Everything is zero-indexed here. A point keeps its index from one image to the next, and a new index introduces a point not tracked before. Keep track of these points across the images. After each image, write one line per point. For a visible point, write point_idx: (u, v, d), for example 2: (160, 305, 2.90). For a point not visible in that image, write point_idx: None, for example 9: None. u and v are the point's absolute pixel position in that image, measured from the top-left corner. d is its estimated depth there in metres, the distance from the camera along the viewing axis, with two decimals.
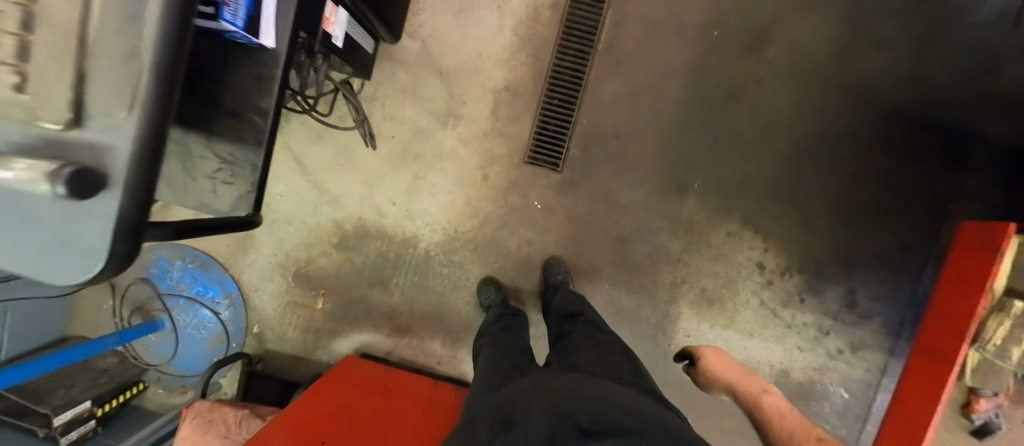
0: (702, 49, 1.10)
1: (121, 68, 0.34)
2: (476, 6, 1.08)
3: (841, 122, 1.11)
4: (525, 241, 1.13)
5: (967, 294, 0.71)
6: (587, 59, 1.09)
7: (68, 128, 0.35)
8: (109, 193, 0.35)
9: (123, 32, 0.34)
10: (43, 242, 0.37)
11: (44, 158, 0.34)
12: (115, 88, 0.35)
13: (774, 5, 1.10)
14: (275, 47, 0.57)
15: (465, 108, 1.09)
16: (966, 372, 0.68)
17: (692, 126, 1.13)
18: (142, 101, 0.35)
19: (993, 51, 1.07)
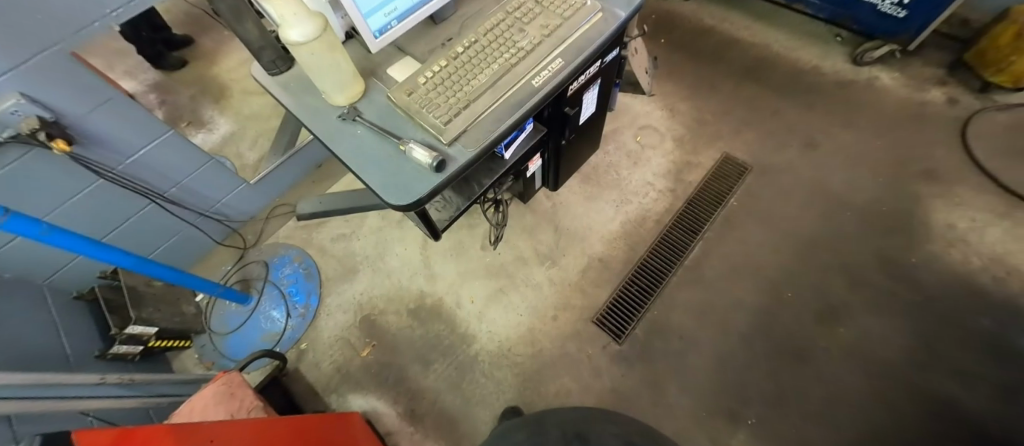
0: (777, 300, 1.24)
1: (485, 129, 0.75)
2: (603, 195, 1.40)
3: (913, 425, 1.08)
4: (564, 391, 1.15)
5: None
6: (673, 267, 1.29)
7: (446, 144, 0.74)
8: (439, 174, 0.71)
9: (497, 115, 0.76)
10: (397, 180, 0.71)
11: (433, 149, 0.72)
12: (477, 136, 0.74)
13: (853, 294, 1.23)
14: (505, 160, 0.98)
15: (563, 258, 1.31)
16: None
17: (754, 359, 1.17)
18: (484, 143, 0.74)
19: None
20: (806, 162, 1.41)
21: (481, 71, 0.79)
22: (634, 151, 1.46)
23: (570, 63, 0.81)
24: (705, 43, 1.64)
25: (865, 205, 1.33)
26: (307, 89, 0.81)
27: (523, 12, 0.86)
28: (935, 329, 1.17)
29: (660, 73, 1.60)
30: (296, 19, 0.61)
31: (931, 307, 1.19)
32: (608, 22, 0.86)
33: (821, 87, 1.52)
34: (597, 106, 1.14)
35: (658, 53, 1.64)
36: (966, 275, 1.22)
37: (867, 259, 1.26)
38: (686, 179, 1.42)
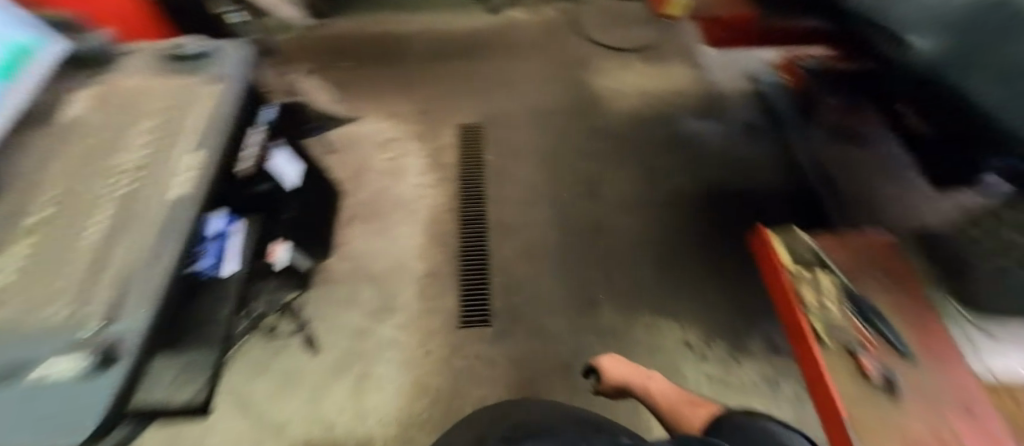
0: (556, 209, 1.63)
1: (124, 320, 0.78)
2: (392, 232, 1.57)
3: (661, 222, 1.61)
4: (478, 397, 1.30)
5: (777, 278, 1.02)
6: (485, 238, 1.56)
7: (77, 345, 0.74)
8: (74, 386, 0.69)
9: (147, 295, 0.82)
10: (43, 424, 0.67)
11: (65, 362, 0.72)
12: (131, 322, 0.78)
13: (591, 173, 1.71)
14: None
15: (400, 303, 1.44)
16: (819, 332, 0.91)
17: (569, 256, 1.54)
18: (111, 336, 0.75)
19: (726, 154, 1.75)
20: (509, 104, 1.86)
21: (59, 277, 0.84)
22: (394, 170, 1.69)
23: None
24: (390, 59, 1.97)
25: (559, 112, 1.84)
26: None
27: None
28: (640, 161, 1.73)
29: (372, 94, 1.87)
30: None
31: (623, 151, 1.76)
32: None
33: (485, 53, 2.00)
34: None
35: (359, 83, 1.89)
36: (620, 119, 1.84)
37: (580, 146, 1.76)
38: (442, 177, 1.69)
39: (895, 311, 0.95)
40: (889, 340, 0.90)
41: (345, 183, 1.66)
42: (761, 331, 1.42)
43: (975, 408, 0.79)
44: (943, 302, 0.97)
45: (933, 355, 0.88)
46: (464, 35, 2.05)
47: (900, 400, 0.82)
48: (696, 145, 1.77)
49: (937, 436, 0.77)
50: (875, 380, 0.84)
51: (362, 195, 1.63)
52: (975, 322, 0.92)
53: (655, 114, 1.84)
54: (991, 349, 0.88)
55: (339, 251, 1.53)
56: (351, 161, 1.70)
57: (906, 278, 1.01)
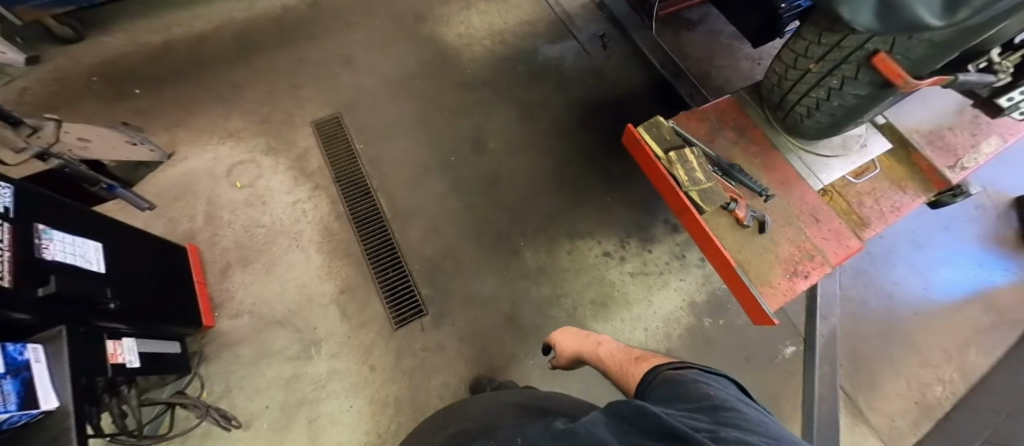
0: (447, 175, 1.56)
1: None
2: (279, 263, 1.38)
3: (549, 152, 1.64)
4: (439, 385, 1.28)
5: (653, 165, 1.05)
6: (387, 229, 1.46)
7: None
8: None
9: None
10: None
11: None
12: None
13: (466, 127, 1.65)
14: (60, 405, 0.67)
15: (320, 331, 1.31)
16: (699, 204, 0.99)
17: (477, 216, 1.51)
18: None
19: (583, 69, 1.80)
20: (357, 81, 1.69)
21: None
22: (254, 195, 1.46)
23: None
24: (190, 69, 1.63)
25: (413, 74, 1.72)
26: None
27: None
28: (510, 99, 1.72)
29: (186, 118, 1.54)
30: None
31: (489, 95, 1.71)
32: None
33: (306, 31, 1.75)
34: (97, 249, 0.87)
35: (163, 109, 1.55)
36: (476, 64, 1.77)
37: (448, 104, 1.68)
38: (314, 183, 1.50)
39: (748, 160, 1.10)
40: (748, 186, 1.05)
41: (198, 230, 1.39)
42: (661, 216, 1.57)
43: (821, 217, 1.03)
44: (777, 137, 1.13)
45: (782, 183, 1.07)
46: (273, 17, 1.76)
47: (766, 232, 1.00)
48: (556, 67, 1.80)
49: (799, 246, 1.00)
50: (749, 225, 1.00)
51: (227, 236, 1.39)
52: (800, 145, 1.11)
53: (508, 49, 1.82)
54: (816, 163, 1.09)
55: (226, 306, 1.31)
56: (195, 203, 1.43)
57: (747, 125, 1.15)
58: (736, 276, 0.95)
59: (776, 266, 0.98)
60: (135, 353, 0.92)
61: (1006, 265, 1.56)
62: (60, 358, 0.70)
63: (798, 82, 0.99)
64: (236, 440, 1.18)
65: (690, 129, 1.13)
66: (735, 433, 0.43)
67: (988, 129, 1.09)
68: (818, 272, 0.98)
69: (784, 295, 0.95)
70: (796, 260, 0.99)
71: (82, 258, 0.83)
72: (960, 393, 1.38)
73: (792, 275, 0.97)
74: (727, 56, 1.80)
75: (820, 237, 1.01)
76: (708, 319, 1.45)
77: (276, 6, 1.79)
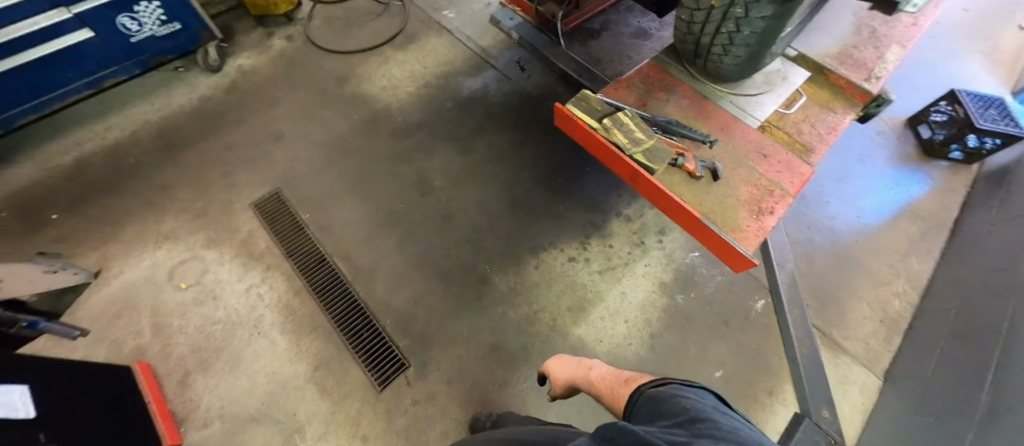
0: (400, 222, 1.56)
1: None
2: (244, 356, 1.30)
3: (494, 178, 1.67)
4: (438, 437, 1.25)
5: (592, 139, 1.11)
6: (349, 288, 1.43)
7: None
8: None
9: None
10: None
11: None
12: None
13: (409, 172, 1.66)
14: None
15: (303, 415, 1.24)
16: (647, 165, 1.05)
17: (440, 255, 1.51)
18: None
19: (508, 94, 1.87)
20: (289, 152, 1.66)
21: None
22: (202, 291, 1.38)
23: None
24: (106, 178, 1.54)
25: (345, 133, 1.72)
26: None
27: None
28: (448, 135, 1.75)
29: (110, 231, 1.45)
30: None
31: (424, 137, 1.74)
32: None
33: (226, 115, 1.71)
34: (19, 392, 0.78)
35: (84, 227, 1.44)
36: (403, 110, 1.80)
37: (386, 154, 1.69)
38: (265, 262, 1.45)
39: (684, 115, 1.19)
40: (692, 138, 1.14)
41: (149, 343, 1.29)
42: (613, 211, 1.64)
43: (766, 151, 1.13)
44: (705, 87, 1.24)
45: (722, 129, 1.17)
46: (188, 107, 1.71)
47: (720, 178, 1.08)
48: (484, 97, 1.86)
49: (756, 185, 1.08)
50: (702, 176, 1.07)
51: (181, 342, 1.31)
52: (727, 90, 1.22)
53: (433, 90, 1.86)
54: (746, 103, 1.20)
55: (194, 417, 1.22)
56: (139, 317, 1.33)
57: (674, 83, 1.26)
58: (708, 229, 1.01)
59: (741, 209, 1.04)
60: None
61: (919, 177, 1.77)
62: None
63: (706, 23, 1.08)
64: None
65: (620, 98, 1.22)
66: (707, 443, 0.46)
67: (888, 40, 1.25)
68: (780, 204, 1.05)
69: (756, 235, 1.01)
70: (758, 198, 1.06)
71: (8, 407, 0.75)
72: (915, 303, 1.53)
73: (758, 214, 1.03)
74: (631, 51, 1.90)
75: (773, 171, 1.10)
76: (680, 295, 1.52)
77: (190, 97, 1.74)
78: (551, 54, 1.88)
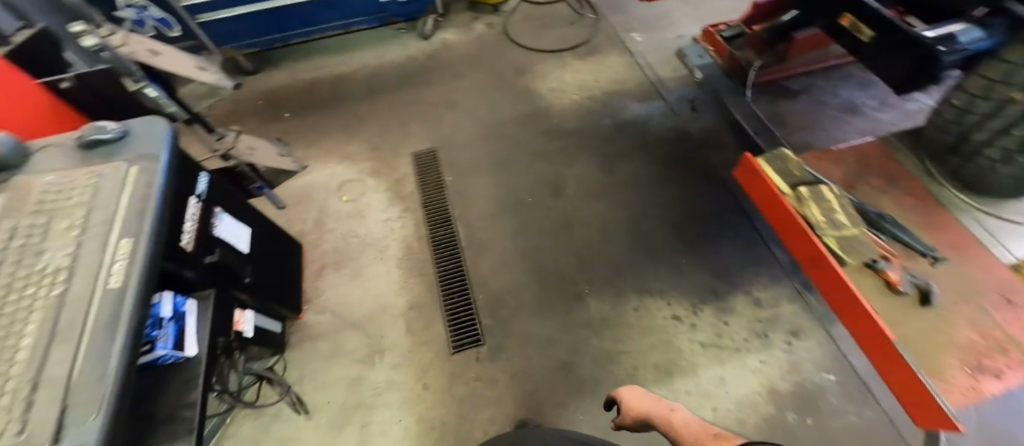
0: (526, 213, 1.65)
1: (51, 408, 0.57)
2: (364, 273, 1.53)
3: (626, 206, 1.65)
4: (486, 422, 1.29)
5: (775, 203, 1.00)
6: (460, 253, 1.56)
7: None
8: None
9: (98, 352, 0.61)
10: None
11: None
12: (76, 413, 0.57)
13: (550, 171, 1.73)
14: (196, 353, 0.85)
15: (387, 341, 1.41)
16: (838, 254, 0.91)
17: (547, 257, 1.56)
18: (60, 426, 0.56)
19: (672, 130, 1.81)
20: (457, 121, 1.87)
21: (18, 346, 0.62)
22: (355, 208, 1.66)
23: (141, 233, 0.73)
24: (327, 99, 1.94)
25: (507, 119, 1.87)
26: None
27: (33, 236, 0.74)
28: (595, 150, 1.78)
29: (314, 139, 1.83)
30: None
31: (574, 144, 1.79)
32: (148, 172, 0.80)
33: (423, 76, 2.00)
34: (242, 232, 1.11)
35: (301, 130, 1.85)
36: (565, 113, 1.88)
37: (534, 149, 1.79)
38: (405, 204, 1.67)
39: (906, 215, 1.03)
40: (907, 245, 0.97)
41: (307, 232, 1.61)
42: (743, 288, 1.48)
43: (1014, 298, 0.91)
44: (946, 195, 1.07)
45: (955, 248, 0.97)
46: (398, 62, 2.05)
47: (933, 305, 0.90)
48: (644, 126, 1.83)
49: (986, 334, 0.87)
50: (907, 292, 0.91)
51: (326, 241, 1.59)
52: (977, 207, 1.05)
53: (597, 104, 1.90)
54: (997, 229, 1.03)
55: (315, 303, 1.48)
56: (308, 210, 1.66)
57: (901, 175, 1.10)
58: (899, 358, 0.80)
59: (951, 355, 0.85)
60: (252, 325, 1.12)
61: None
62: (204, 315, 0.90)
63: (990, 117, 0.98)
64: (299, 428, 1.28)
65: (825, 171, 1.12)
66: None
67: None
68: (1015, 370, 0.82)
69: (964, 394, 0.81)
70: (980, 350, 0.85)
71: (234, 239, 1.07)
72: None
73: (976, 371, 0.83)
74: (833, 128, 1.70)
75: (1016, 325, 0.87)
76: (792, 413, 1.28)
77: (403, 54, 2.08)
78: (730, 102, 1.77)
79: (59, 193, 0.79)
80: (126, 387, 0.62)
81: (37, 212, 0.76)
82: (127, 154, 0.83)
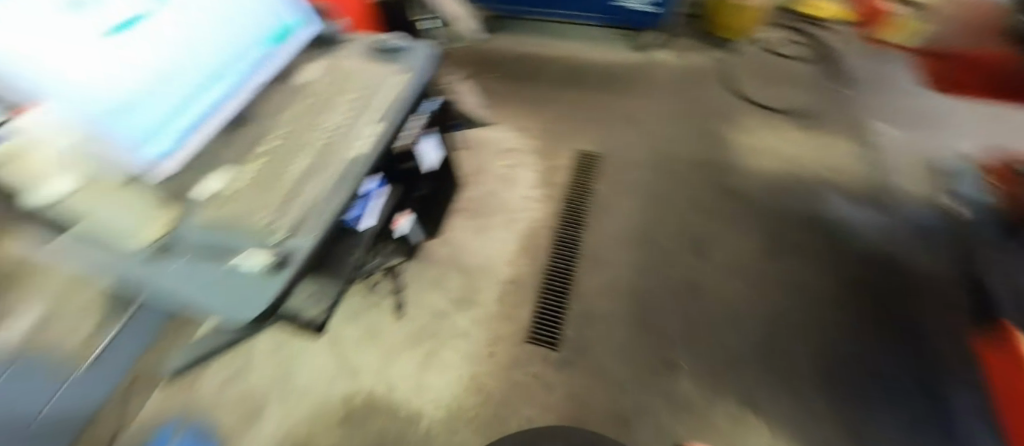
0: (661, 255, 1.57)
1: (295, 209, 0.76)
2: (490, 231, 1.64)
3: (777, 308, 1.45)
4: (524, 419, 1.28)
5: None
6: (575, 258, 1.56)
7: (281, 236, 0.73)
8: (279, 272, 0.72)
9: (335, 190, 0.81)
10: (224, 290, 0.72)
11: (266, 248, 0.72)
12: (307, 222, 0.76)
13: (708, 231, 1.62)
14: (367, 228, 1.07)
15: (478, 297, 1.50)
16: None
17: (658, 307, 1.46)
18: (295, 226, 0.75)
19: (870, 258, 1.54)
20: (634, 139, 1.86)
21: (295, 158, 0.84)
22: (510, 173, 1.78)
23: (388, 122, 0.93)
24: (534, 71, 2.09)
25: (682, 159, 1.80)
26: (92, 242, 0.76)
27: (325, 94, 0.97)
28: (761, 230, 1.61)
29: (507, 100, 1.99)
30: (51, 174, 0.66)
31: (746, 216, 1.65)
32: (410, 83, 1.01)
33: (624, 85, 2.03)
34: (437, 157, 1.33)
35: (501, 88, 2.03)
36: (748, 181, 1.74)
37: (699, 201, 1.69)
38: (553, 190, 1.73)
39: None
40: None
41: (464, 173, 1.79)
42: None
43: None
44: None
45: None
46: (610, 65, 2.10)
47: None
48: (830, 232, 1.60)
49: None
50: None
51: (474, 188, 1.75)
52: None
53: (789, 188, 1.71)
54: None
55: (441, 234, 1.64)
56: (473, 157, 1.83)
57: None
58: None
59: None
60: (408, 228, 1.35)
61: None
62: (381, 201, 1.11)
63: None
64: (381, 324, 1.45)
65: None
66: None
67: None
68: None
69: None
70: None
71: (428, 159, 1.28)
72: None
73: None
74: None
75: None
76: None
77: (616, 59, 2.13)
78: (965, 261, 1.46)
79: (355, 71, 1.02)
80: (337, 223, 0.80)
81: (337, 77, 1.01)
82: (399, 64, 1.05)
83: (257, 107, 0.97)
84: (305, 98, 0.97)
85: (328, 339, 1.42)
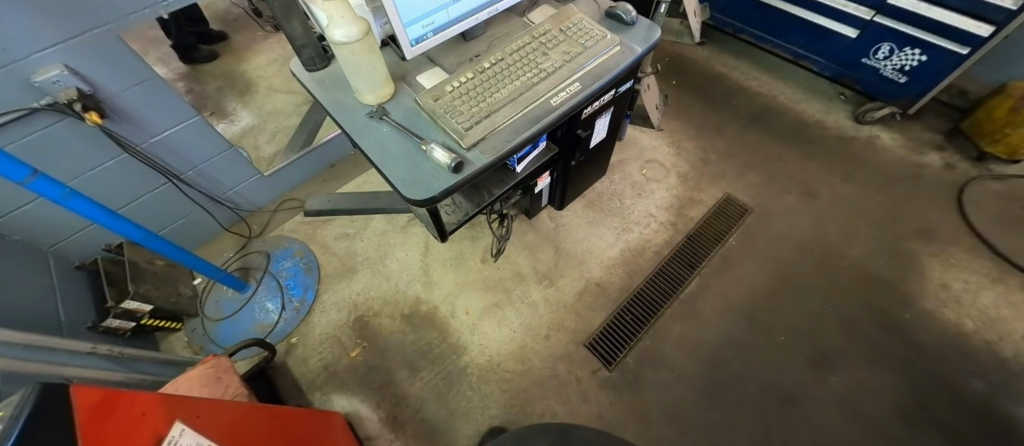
0: (768, 343, 1.39)
1: (484, 131, 0.87)
2: (600, 227, 1.61)
3: None
4: (548, 410, 1.30)
5: None
6: (672, 296, 1.47)
7: (467, 150, 0.86)
8: (453, 175, 0.83)
9: (519, 128, 0.88)
10: (408, 167, 0.84)
11: (451, 151, 0.84)
12: (486, 145, 0.86)
13: (838, 348, 1.37)
14: (517, 174, 1.18)
15: (560, 280, 1.51)
16: None
17: (734, 393, 1.32)
18: (477, 145, 0.86)
19: None
20: (801, 210, 1.62)
21: (501, 88, 0.92)
22: (648, 184, 1.71)
23: (588, 87, 0.94)
24: (725, 95, 1.92)
25: (849, 256, 1.52)
26: (338, 88, 0.95)
27: (548, 38, 0.99)
28: (907, 377, 1.32)
29: (681, 113, 1.88)
30: (340, 23, 0.76)
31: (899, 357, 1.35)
32: (624, 56, 0.98)
33: (820, 148, 1.76)
34: (604, 134, 1.31)
35: (680, 100, 1.92)
36: (926, 320, 1.40)
37: (844, 310, 1.43)
38: (682, 221, 1.62)
39: None
40: None
41: None
42: None
43: None
44: None
45: None
46: (815, 120, 1.83)
47: None
48: (1005, 429, 1.24)
49: None
50: None
51: (607, 181, 1.72)
52: None
53: (976, 352, 1.34)
54: None
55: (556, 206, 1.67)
56: (621, 153, 1.79)
57: None
58: None
59: None
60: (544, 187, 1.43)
61: None
62: (539, 157, 1.19)
63: None
64: (470, 257, 1.56)
65: None
66: None
67: None
68: None
69: None
70: None
71: (596, 135, 1.28)
72: None
73: None
74: None
75: None
76: None
77: (827, 117, 1.83)
78: None
79: (580, 24, 1.02)
80: (508, 156, 0.88)
81: (561, 24, 1.02)
82: (621, 36, 1.03)
83: (486, 28, 1.05)
84: (528, 33, 1.00)
85: (424, 248, 1.57)
